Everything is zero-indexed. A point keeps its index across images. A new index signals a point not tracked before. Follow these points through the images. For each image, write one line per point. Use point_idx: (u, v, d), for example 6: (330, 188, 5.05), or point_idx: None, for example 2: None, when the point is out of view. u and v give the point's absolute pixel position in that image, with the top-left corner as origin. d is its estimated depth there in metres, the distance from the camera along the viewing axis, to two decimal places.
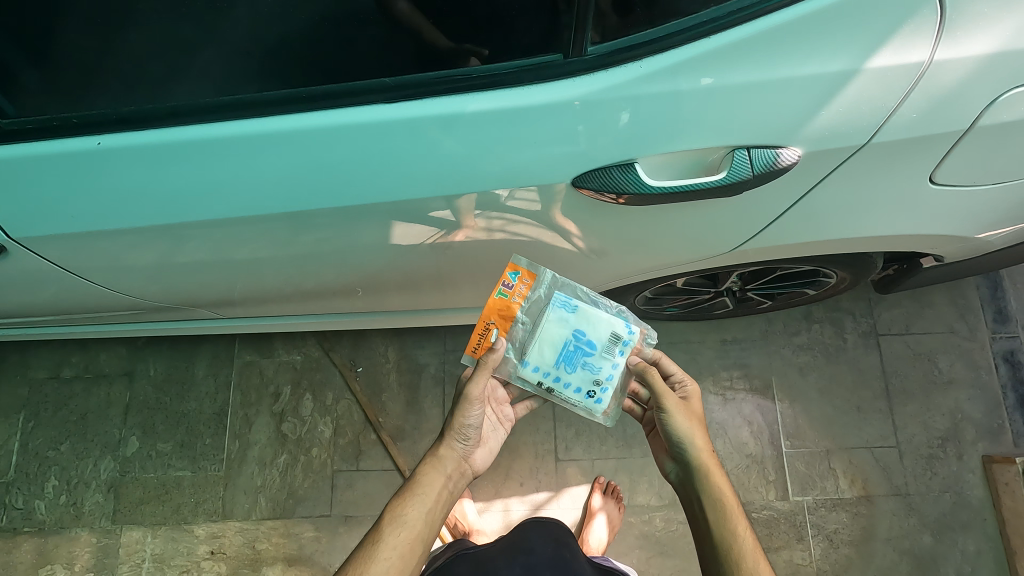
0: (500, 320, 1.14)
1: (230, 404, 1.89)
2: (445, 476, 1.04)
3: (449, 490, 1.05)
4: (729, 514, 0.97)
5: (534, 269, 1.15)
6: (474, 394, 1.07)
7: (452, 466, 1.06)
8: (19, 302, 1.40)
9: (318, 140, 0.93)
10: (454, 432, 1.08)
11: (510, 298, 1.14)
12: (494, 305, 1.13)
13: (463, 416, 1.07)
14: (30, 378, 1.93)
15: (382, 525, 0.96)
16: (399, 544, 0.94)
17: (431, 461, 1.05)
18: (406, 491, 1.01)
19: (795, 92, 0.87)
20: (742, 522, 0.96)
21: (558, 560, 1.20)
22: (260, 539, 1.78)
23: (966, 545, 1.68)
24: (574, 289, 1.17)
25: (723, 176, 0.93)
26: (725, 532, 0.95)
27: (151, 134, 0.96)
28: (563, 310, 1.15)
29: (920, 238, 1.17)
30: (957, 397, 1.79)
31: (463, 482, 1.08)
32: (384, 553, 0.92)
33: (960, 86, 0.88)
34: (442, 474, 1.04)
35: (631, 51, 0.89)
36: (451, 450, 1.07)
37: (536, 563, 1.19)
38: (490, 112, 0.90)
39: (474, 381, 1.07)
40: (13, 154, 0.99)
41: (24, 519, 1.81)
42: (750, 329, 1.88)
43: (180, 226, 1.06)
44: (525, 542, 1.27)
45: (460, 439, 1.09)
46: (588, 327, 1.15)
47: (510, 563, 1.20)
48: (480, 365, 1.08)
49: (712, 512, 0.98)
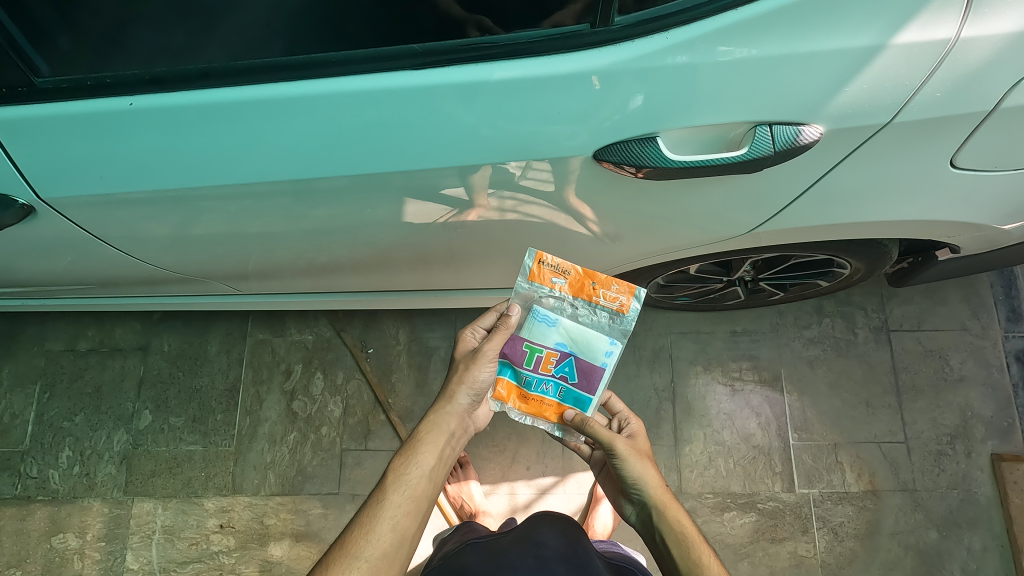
0: (570, 279, 1.11)
1: (241, 380, 1.91)
2: (448, 434, 1.03)
3: (451, 447, 1.04)
4: (687, 546, 0.98)
5: (528, 275, 1.11)
6: (488, 357, 1.07)
7: (455, 423, 1.05)
8: (40, 269, 1.42)
9: (342, 106, 0.94)
10: (461, 388, 1.06)
11: (550, 274, 1.10)
12: (549, 261, 1.10)
13: (474, 374, 1.06)
14: (46, 350, 1.96)
15: (386, 483, 0.96)
16: (404, 503, 0.94)
17: (434, 418, 1.04)
18: (410, 450, 1.00)
19: (819, 66, 0.88)
20: (706, 549, 0.98)
21: (573, 556, 1.12)
22: (269, 514, 1.80)
23: (972, 542, 1.68)
24: (531, 326, 1.12)
25: (743, 152, 0.94)
26: (692, 563, 0.96)
27: (180, 95, 0.97)
28: (538, 323, 1.12)
29: (935, 225, 1.18)
30: (967, 394, 1.79)
31: (463, 438, 1.08)
32: (388, 512, 0.93)
33: (988, 63, 0.88)
34: (445, 431, 1.03)
35: (657, 22, 0.89)
36: (455, 405, 1.06)
37: (549, 556, 1.12)
38: (513, 81, 0.91)
39: (492, 342, 1.07)
40: (46, 113, 1.00)
41: (38, 488, 1.84)
42: (761, 322, 1.88)
43: (203, 192, 1.08)
44: (537, 535, 1.19)
45: (466, 395, 1.07)
46: (546, 356, 1.13)
47: (521, 556, 1.13)
48: (499, 331, 1.08)
49: (676, 547, 0.98)
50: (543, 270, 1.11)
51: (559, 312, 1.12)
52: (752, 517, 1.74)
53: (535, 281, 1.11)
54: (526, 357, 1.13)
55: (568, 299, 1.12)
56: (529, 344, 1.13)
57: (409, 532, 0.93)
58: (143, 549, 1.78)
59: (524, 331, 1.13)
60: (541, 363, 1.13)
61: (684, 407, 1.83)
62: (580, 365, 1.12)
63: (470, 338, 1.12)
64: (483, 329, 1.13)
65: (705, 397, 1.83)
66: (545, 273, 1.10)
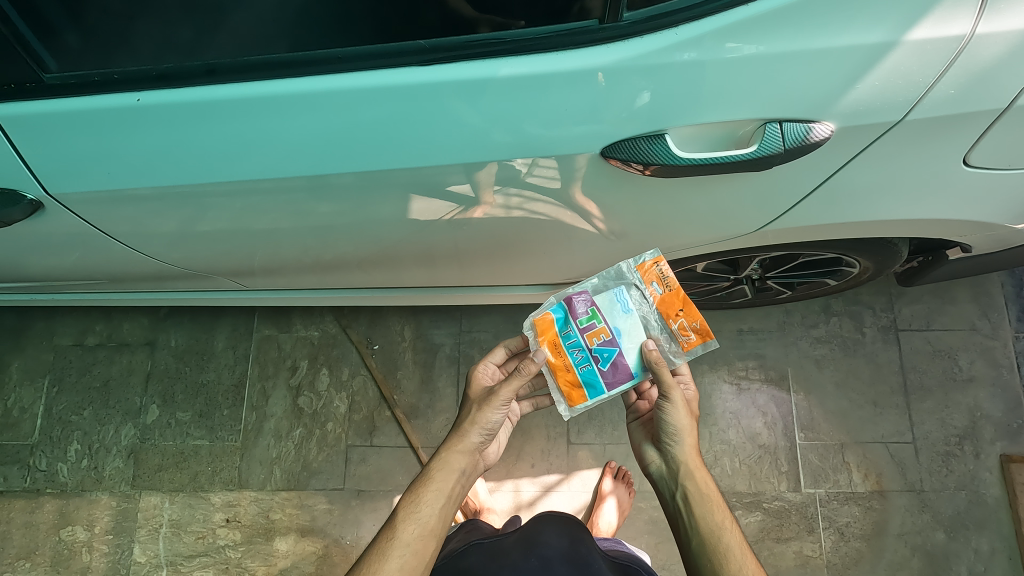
0: (665, 292, 1.14)
1: (248, 375, 1.92)
2: (458, 474, 1.03)
3: (460, 487, 1.04)
4: (710, 508, 1.00)
5: (639, 263, 1.16)
6: (498, 403, 1.06)
7: (465, 462, 1.05)
8: (48, 265, 1.43)
9: (350, 103, 0.94)
10: (474, 427, 1.06)
11: (651, 275, 1.15)
12: (660, 268, 1.15)
13: (487, 416, 1.06)
14: (55, 345, 1.97)
15: (396, 519, 0.97)
16: (412, 542, 0.94)
17: (445, 456, 1.04)
18: (419, 489, 1.01)
19: (830, 64, 0.87)
20: (727, 516, 1.00)
21: (576, 555, 1.12)
22: (274, 509, 1.81)
23: (980, 543, 1.67)
24: (607, 299, 1.15)
25: (752, 149, 0.93)
26: (711, 525, 0.98)
27: (187, 92, 0.97)
28: (615, 302, 1.14)
29: (945, 224, 1.16)
30: (976, 395, 1.77)
31: (474, 475, 1.09)
32: (397, 550, 0.93)
33: (1000, 60, 0.87)
34: (454, 470, 1.03)
35: (665, 19, 0.89)
36: (467, 445, 1.05)
37: (551, 556, 1.12)
38: (521, 77, 0.90)
39: (507, 384, 1.06)
40: (55, 109, 1.00)
41: (47, 481, 1.86)
42: (768, 321, 1.87)
43: (210, 189, 1.08)
44: (539, 535, 1.19)
45: (478, 434, 1.07)
46: (598, 329, 1.13)
47: (524, 557, 1.13)
48: (516, 376, 1.06)
49: (698, 506, 1.00)
50: (651, 270, 1.15)
51: (638, 310, 1.15)
52: (758, 516, 1.73)
53: (638, 272, 1.16)
54: (586, 317, 1.13)
55: (649, 306, 1.15)
56: (594, 307, 1.14)
57: (418, 569, 0.94)
58: (150, 542, 1.80)
59: (594, 293, 1.16)
60: (591, 331, 1.13)
61: None
62: (619, 360, 1.12)
63: (484, 377, 1.15)
64: (495, 365, 1.18)
65: (711, 396, 1.83)
66: (648, 272, 1.15)
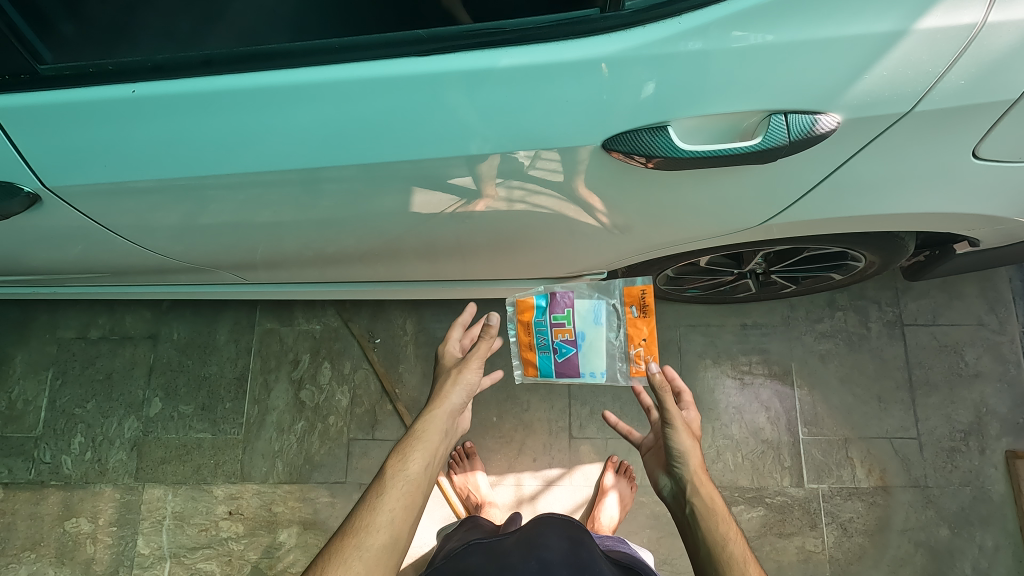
0: None
1: (250, 369, 1.92)
2: (441, 435, 1.03)
3: (443, 449, 1.04)
4: (715, 519, 0.99)
5: None
6: (473, 361, 1.09)
7: (447, 423, 1.06)
8: (49, 258, 1.43)
9: (348, 94, 0.93)
10: (454, 389, 1.08)
11: None
12: None
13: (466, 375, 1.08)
14: (58, 337, 1.98)
15: (383, 480, 0.97)
16: (398, 504, 0.94)
17: (427, 419, 1.05)
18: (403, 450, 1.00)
19: (838, 53, 0.85)
20: (732, 526, 0.99)
21: (575, 559, 1.11)
22: (277, 502, 1.81)
23: (984, 539, 1.66)
24: None
25: (756, 142, 0.92)
26: (716, 536, 0.97)
27: (183, 82, 0.96)
28: None
29: (954, 218, 1.14)
30: (982, 390, 1.75)
31: (454, 439, 1.09)
32: (383, 512, 0.92)
33: (1015, 49, 0.85)
34: (437, 430, 1.03)
35: (669, 7, 0.87)
36: (448, 406, 1.06)
37: (551, 559, 1.11)
38: (522, 67, 0.89)
39: (478, 345, 1.10)
40: (50, 100, 0.99)
41: (51, 473, 1.87)
42: (772, 315, 1.85)
43: (209, 182, 1.07)
44: (540, 538, 1.18)
45: (460, 395, 1.08)
46: None
47: (523, 560, 1.12)
48: (484, 335, 1.11)
49: (704, 519, 1.00)
50: None
51: None
52: (760, 511, 1.72)
53: None
54: None
55: None
56: None
57: (405, 531, 0.93)
58: (154, 534, 1.81)
59: None
60: (559, 328, 1.39)
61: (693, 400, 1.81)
62: None
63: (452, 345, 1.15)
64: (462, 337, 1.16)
65: (714, 391, 1.82)
66: None
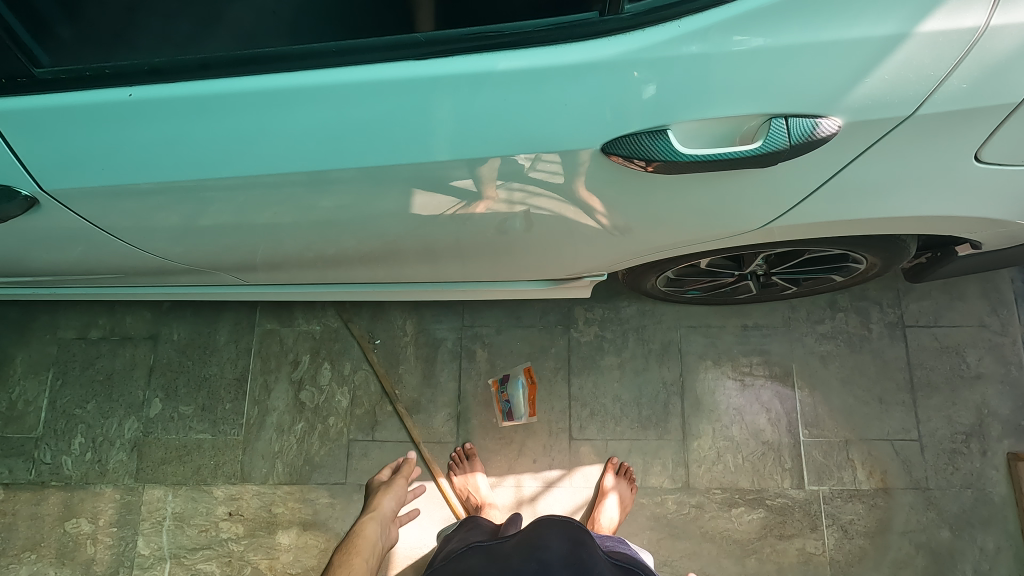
0: None
1: (250, 369, 1.92)
2: (378, 522, 1.38)
3: (382, 535, 1.37)
4: None
5: None
6: (398, 480, 1.52)
7: (382, 514, 1.41)
8: (49, 260, 1.43)
9: (345, 97, 0.93)
10: (384, 496, 1.47)
11: None
12: None
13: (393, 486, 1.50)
14: (59, 338, 1.98)
15: (339, 558, 1.26)
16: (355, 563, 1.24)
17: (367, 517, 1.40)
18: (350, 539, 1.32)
19: (838, 58, 0.84)
20: None
21: (574, 560, 1.11)
22: (277, 502, 1.81)
23: (985, 542, 1.65)
24: None
25: (757, 146, 0.91)
26: None
27: (181, 86, 0.96)
28: None
29: (956, 221, 1.14)
30: (983, 392, 1.75)
31: (391, 535, 1.40)
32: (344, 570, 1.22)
33: (1017, 51, 0.84)
34: (375, 521, 1.38)
35: (669, 10, 0.86)
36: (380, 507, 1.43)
37: (550, 560, 1.10)
38: (520, 71, 0.88)
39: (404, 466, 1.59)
40: (48, 104, 0.99)
41: (51, 474, 1.87)
42: (773, 316, 1.85)
43: (207, 185, 1.07)
44: (539, 539, 1.17)
45: (388, 499, 1.46)
46: None
47: (523, 560, 1.12)
48: (404, 462, 1.61)
49: None
50: None
51: None
52: (760, 513, 1.72)
53: None
54: None
55: None
56: None
57: None
58: (154, 535, 1.81)
59: None
60: None
61: (693, 401, 1.81)
62: None
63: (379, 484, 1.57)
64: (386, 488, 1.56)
65: (714, 392, 1.81)
66: None
